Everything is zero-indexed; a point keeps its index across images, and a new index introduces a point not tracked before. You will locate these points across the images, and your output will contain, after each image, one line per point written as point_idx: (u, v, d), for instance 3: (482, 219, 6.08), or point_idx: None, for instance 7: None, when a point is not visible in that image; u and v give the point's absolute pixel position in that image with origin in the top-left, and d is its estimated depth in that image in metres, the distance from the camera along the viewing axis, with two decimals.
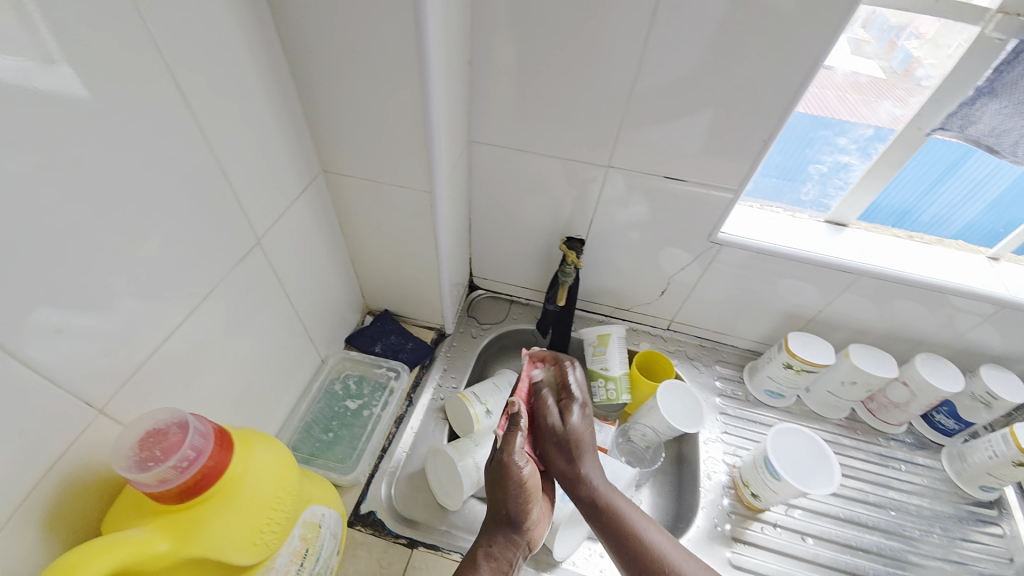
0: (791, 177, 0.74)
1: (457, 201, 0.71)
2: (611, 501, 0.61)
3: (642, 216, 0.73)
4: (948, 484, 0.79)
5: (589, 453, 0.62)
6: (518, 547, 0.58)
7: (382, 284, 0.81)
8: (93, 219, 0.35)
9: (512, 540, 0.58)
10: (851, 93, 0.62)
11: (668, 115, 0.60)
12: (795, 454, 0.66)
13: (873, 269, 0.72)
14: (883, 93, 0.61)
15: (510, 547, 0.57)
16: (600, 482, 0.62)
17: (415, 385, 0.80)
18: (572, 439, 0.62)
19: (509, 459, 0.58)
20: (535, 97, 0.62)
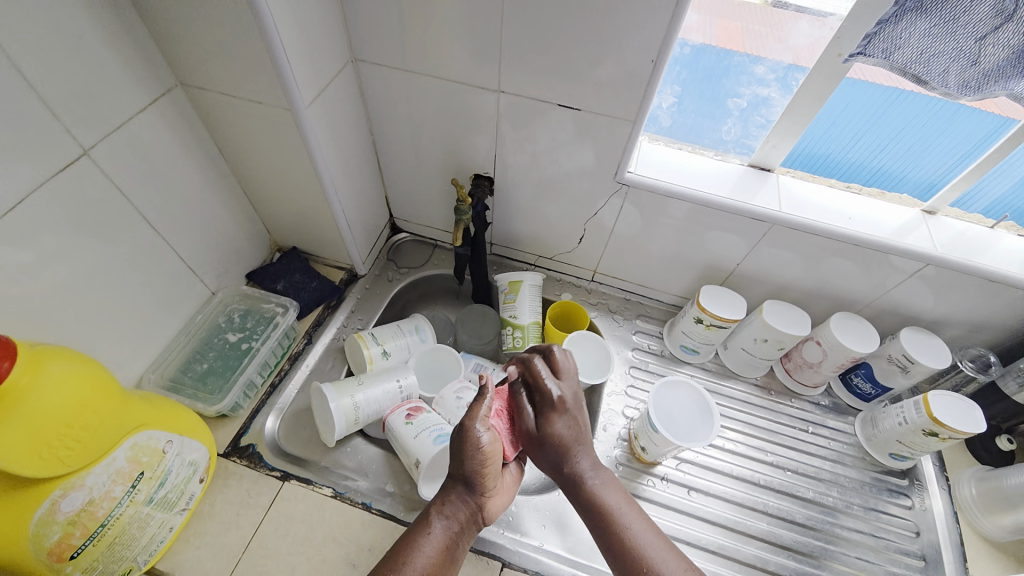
0: (710, 114, 0.68)
1: (344, 128, 0.67)
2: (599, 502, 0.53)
3: (545, 151, 0.69)
4: (857, 449, 0.76)
5: (579, 451, 0.55)
6: (472, 510, 0.53)
7: (283, 218, 0.78)
8: None
9: (467, 501, 0.53)
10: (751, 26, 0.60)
11: (548, 33, 0.55)
12: (676, 409, 0.64)
13: (790, 219, 0.67)
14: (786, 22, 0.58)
15: (465, 506, 0.53)
16: (590, 477, 0.55)
17: (316, 325, 0.78)
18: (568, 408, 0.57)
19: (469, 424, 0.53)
20: (409, 7, 0.57)
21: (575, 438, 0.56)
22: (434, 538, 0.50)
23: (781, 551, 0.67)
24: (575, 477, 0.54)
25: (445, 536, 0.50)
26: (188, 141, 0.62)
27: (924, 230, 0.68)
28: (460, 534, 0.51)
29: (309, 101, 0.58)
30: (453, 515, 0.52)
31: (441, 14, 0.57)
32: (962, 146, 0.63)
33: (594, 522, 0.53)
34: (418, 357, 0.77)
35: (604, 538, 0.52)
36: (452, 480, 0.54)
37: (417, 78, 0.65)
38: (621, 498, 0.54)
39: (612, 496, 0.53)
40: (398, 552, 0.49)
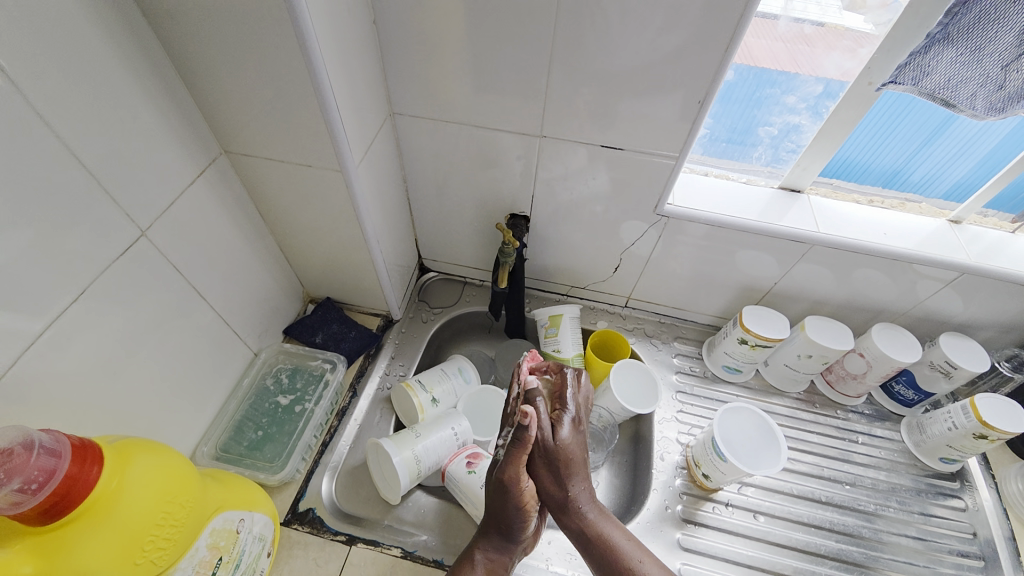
0: (741, 141, 0.70)
1: (385, 180, 0.67)
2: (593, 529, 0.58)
3: (584, 187, 0.70)
4: (906, 456, 0.77)
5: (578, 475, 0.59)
6: (510, 556, 0.58)
7: (319, 270, 0.77)
8: None
9: (506, 549, 0.58)
10: (786, 44, 0.59)
11: (591, 80, 0.56)
12: (738, 447, 0.64)
13: (828, 238, 0.68)
14: (831, 45, 0.58)
15: (497, 558, 0.58)
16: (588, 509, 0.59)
17: (360, 375, 0.77)
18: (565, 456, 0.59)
19: (508, 478, 0.57)
20: (451, 61, 0.58)
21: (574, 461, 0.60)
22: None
23: (850, 568, 0.67)
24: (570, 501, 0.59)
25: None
26: (231, 205, 0.61)
27: (952, 239, 0.70)
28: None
29: (358, 159, 0.58)
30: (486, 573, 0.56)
31: (485, 66, 0.57)
32: (954, 141, 0.64)
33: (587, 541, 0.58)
34: (466, 400, 0.76)
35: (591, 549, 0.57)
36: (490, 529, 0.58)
37: (457, 127, 0.65)
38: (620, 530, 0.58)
39: (609, 525, 0.58)
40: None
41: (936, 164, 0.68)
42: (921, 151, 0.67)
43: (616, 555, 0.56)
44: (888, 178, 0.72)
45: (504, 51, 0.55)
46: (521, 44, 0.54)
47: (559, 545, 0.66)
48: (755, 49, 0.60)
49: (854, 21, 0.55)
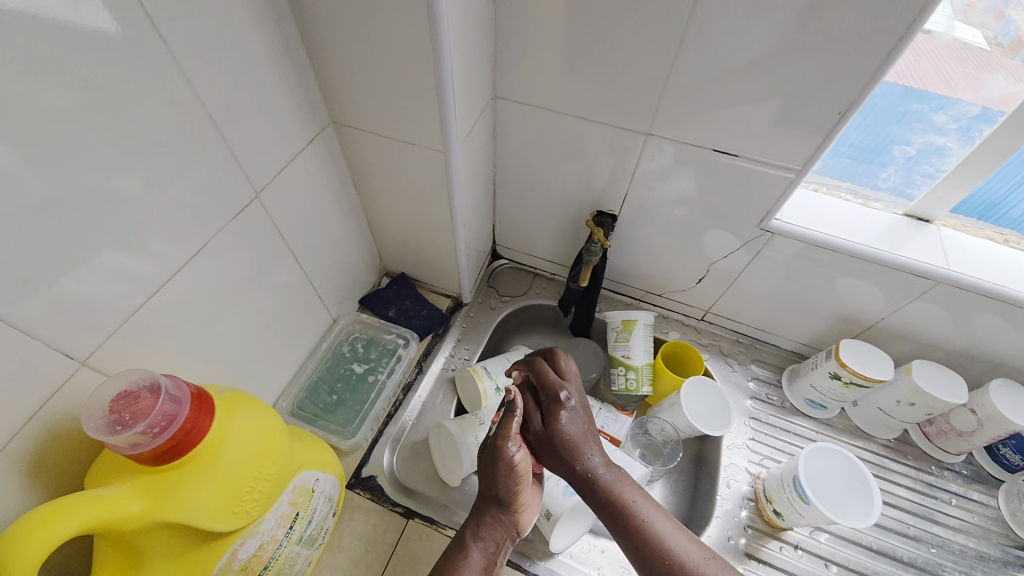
0: (868, 158, 0.63)
1: (478, 164, 0.66)
2: (615, 494, 0.53)
3: (683, 191, 0.65)
4: (999, 525, 0.69)
5: (589, 447, 0.55)
6: (506, 526, 0.54)
7: (399, 245, 0.78)
8: (79, 167, 0.35)
9: (501, 519, 0.54)
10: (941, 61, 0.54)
11: (719, 78, 0.51)
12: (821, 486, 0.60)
13: (961, 278, 0.60)
14: (993, 66, 0.53)
15: (505, 522, 0.55)
16: (604, 474, 0.55)
17: (426, 353, 0.78)
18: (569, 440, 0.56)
19: (504, 447, 0.54)
20: (566, 47, 0.55)
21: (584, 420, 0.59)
22: (475, 557, 0.52)
23: None
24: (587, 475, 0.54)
25: (484, 557, 0.52)
26: (331, 175, 0.62)
27: None
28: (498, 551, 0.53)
29: (460, 141, 0.56)
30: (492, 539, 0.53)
31: (603, 54, 0.54)
32: None
33: (606, 508, 0.53)
34: None
35: (615, 520, 0.52)
36: (488, 500, 0.55)
37: (559, 115, 0.62)
38: (638, 493, 0.54)
39: (628, 488, 0.54)
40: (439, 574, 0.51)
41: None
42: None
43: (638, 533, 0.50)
44: (984, 210, 0.64)
45: (627, 39, 0.52)
46: (648, 34, 0.51)
47: (610, 555, 0.64)
48: (920, 57, 0.54)
49: (966, 34, 0.52)
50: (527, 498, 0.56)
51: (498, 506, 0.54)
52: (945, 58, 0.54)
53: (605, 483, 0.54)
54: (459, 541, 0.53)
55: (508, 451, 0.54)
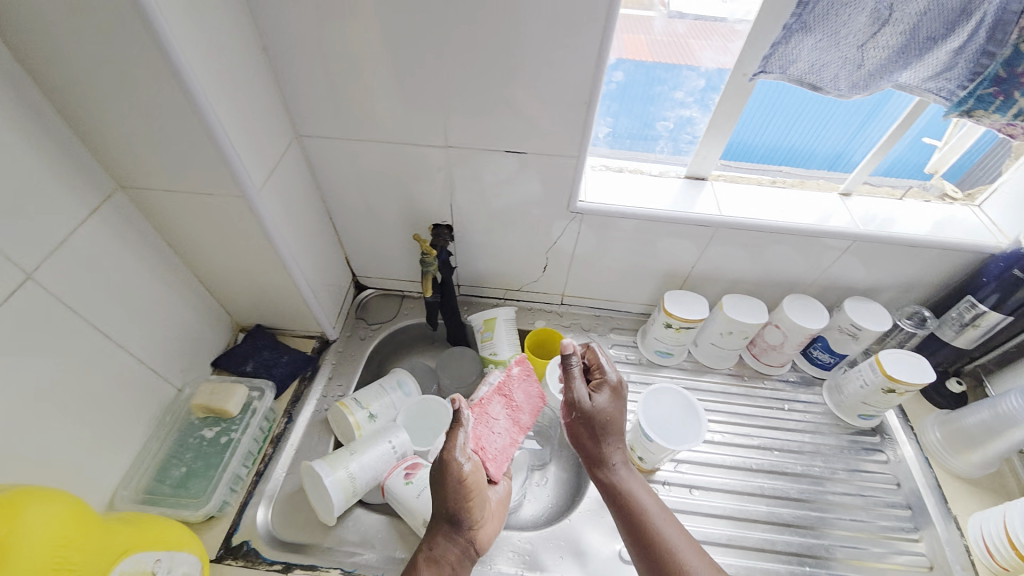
0: (643, 137, 0.74)
1: (298, 202, 0.67)
2: (623, 488, 0.61)
3: (499, 191, 0.71)
4: (830, 417, 0.82)
5: (612, 441, 0.62)
6: (454, 544, 0.58)
7: (241, 297, 0.75)
8: None
9: (450, 539, 0.58)
10: (663, 41, 0.62)
11: (484, 89, 0.58)
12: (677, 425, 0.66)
13: (731, 220, 0.73)
14: (705, 40, 0.61)
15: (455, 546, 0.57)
16: (618, 468, 0.62)
17: (295, 400, 0.76)
18: (593, 424, 0.62)
19: (449, 461, 0.56)
20: (345, 82, 0.58)
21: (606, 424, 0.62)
22: None
23: (783, 529, 0.71)
24: (605, 478, 0.62)
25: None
26: (134, 239, 0.59)
27: (844, 212, 0.75)
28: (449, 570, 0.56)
29: (261, 184, 0.57)
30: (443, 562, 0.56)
31: (381, 83, 0.58)
32: (842, 120, 0.69)
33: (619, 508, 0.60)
34: (405, 412, 0.76)
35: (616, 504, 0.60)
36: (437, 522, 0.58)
37: (364, 142, 0.66)
38: (655, 503, 0.60)
39: (637, 485, 0.61)
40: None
41: (808, 134, 0.71)
42: (854, 132, 0.70)
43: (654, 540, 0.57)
44: (748, 156, 0.77)
45: (394, 66, 0.56)
46: (411, 61, 0.56)
47: (503, 544, 0.66)
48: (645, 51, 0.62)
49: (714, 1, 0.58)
50: (481, 514, 0.60)
51: (449, 525, 0.57)
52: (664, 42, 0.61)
53: (614, 478, 0.62)
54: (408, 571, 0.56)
55: (453, 456, 0.57)
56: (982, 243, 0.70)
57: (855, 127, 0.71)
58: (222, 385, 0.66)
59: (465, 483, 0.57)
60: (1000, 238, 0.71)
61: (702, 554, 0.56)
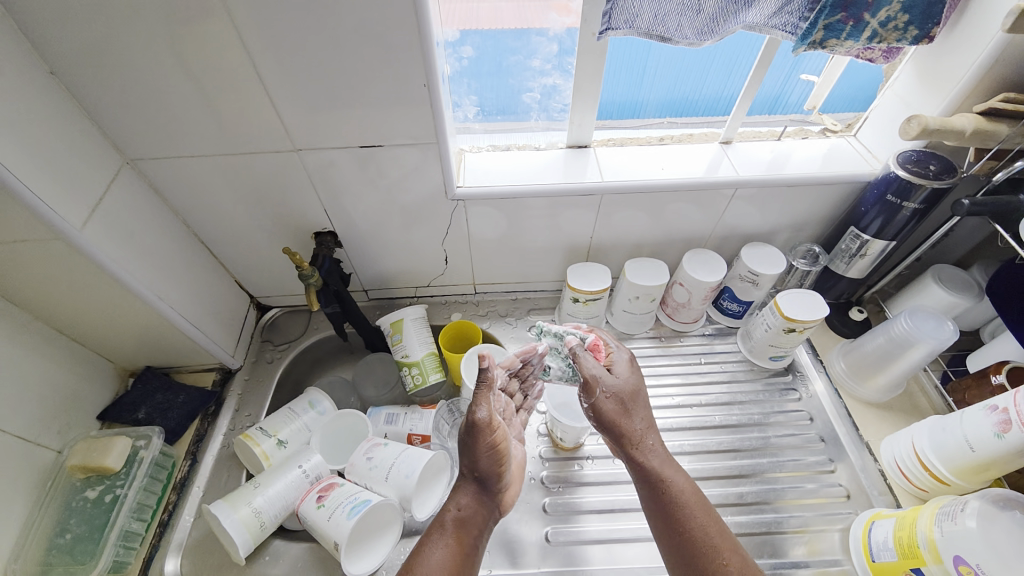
0: (515, 110, 0.71)
1: (148, 233, 0.61)
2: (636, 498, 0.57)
3: (371, 189, 0.67)
4: (746, 363, 0.83)
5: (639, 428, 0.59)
6: (486, 508, 0.59)
7: (116, 343, 0.69)
8: None
9: (482, 501, 0.59)
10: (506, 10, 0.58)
11: (317, 84, 0.54)
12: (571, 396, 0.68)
13: (615, 185, 0.71)
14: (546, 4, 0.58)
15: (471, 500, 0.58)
16: (653, 459, 0.58)
17: (198, 440, 0.72)
18: (629, 406, 0.60)
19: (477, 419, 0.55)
20: (160, 96, 0.53)
21: (633, 399, 0.60)
22: (448, 539, 0.55)
23: (707, 482, 0.72)
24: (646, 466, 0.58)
25: (451, 546, 0.54)
26: None
27: (726, 161, 0.75)
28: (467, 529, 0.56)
29: (82, 222, 0.51)
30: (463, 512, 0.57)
31: (201, 92, 0.53)
32: (697, 64, 0.69)
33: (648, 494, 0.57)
34: (319, 432, 0.73)
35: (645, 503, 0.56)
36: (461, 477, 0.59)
37: (209, 157, 0.60)
38: (684, 482, 0.57)
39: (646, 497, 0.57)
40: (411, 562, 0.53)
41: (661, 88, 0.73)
42: (731, 80, 0.72)
43: (681, 525, 0.54)
44: (624, 112, 0.76)
45: (209, 72, 0.52)
46: (225, 63, 0.51)
47: None
48: (488, 18, 0.59)
49: None
50: (508, 479, 0.62)
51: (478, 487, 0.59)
52: (507, 10, 0.58)
53: (652, 471, 0.57)
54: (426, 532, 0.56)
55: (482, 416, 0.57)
56: (857, 173, 0.70)
57: (714, 72, 0.71)
58: (99, 441, 0.61)
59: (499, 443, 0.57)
60: (874, 164, 0.71)
61: (734, 542, 0.52)
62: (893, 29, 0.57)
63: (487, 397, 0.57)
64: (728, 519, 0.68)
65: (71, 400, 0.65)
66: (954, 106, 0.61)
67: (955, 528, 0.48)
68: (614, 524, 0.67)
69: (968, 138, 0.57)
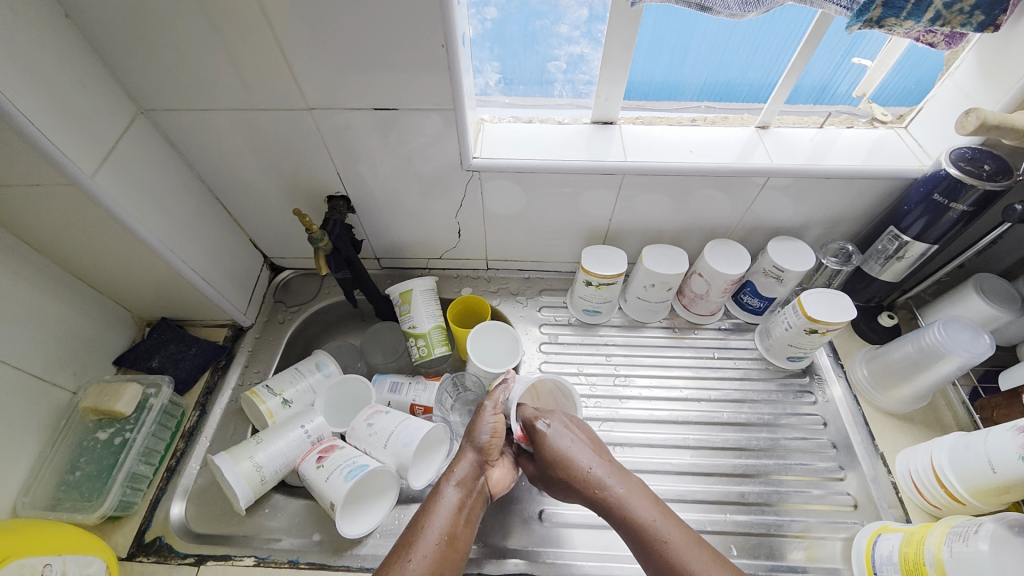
0: (538, 80, 0.67)
1: (163, 186, 0.61)
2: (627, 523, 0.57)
3: (385, 155, 0.66)
4: (761, 361, 0.80)
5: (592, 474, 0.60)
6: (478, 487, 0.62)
7: (132, 293, 0.71)
8: None
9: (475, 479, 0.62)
10: None
11: (333, 41, 0.52)
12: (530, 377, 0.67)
13: (638, 166, 0.68)
14: None
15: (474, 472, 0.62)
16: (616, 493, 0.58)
17: (208, 392, 0.74)
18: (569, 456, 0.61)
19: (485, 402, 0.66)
20: (174, 45, 0.52)
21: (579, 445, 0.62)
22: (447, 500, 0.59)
23: (708, 478, 0.70)
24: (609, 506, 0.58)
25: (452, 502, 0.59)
26: None
27: (761, 147, 0.70)
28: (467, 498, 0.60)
29: (95, 169, 0.51)
30: (464, 480, 0.61)
31: (215, 44, 0.52)
32: (735, 39, 0.63)
33: (620, 524, 0.57)
34: (323, 395, 0.74)
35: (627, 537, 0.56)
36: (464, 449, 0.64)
37: (224, 112, 0.60)
38: (650, 506, 0.57)
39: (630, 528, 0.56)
40: (418, 520, 0.57)
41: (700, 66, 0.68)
42: (783, 60, 0.66)
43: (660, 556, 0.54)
44: (656, 90, 0.72)
45: (224, 23, 0.50)
46: (238, 13, 0.49)
47: None
48: None
49: None
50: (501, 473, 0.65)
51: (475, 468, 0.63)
52: None
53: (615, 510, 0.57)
54: (434, 490, 0.61)
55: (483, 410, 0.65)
56: (902, 169, 0.65)
57: (757, 50, 0.65)
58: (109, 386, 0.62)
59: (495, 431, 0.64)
60: (924, 160, 0.66)
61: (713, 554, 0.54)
62: (959, 12, 0.51)
63: (493, 391, 0.67)
64: (726, 517, 0.67)
65: (89, 344, 0.67)
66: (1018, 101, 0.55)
67: (966, 550, 0.46)
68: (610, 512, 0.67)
69: None
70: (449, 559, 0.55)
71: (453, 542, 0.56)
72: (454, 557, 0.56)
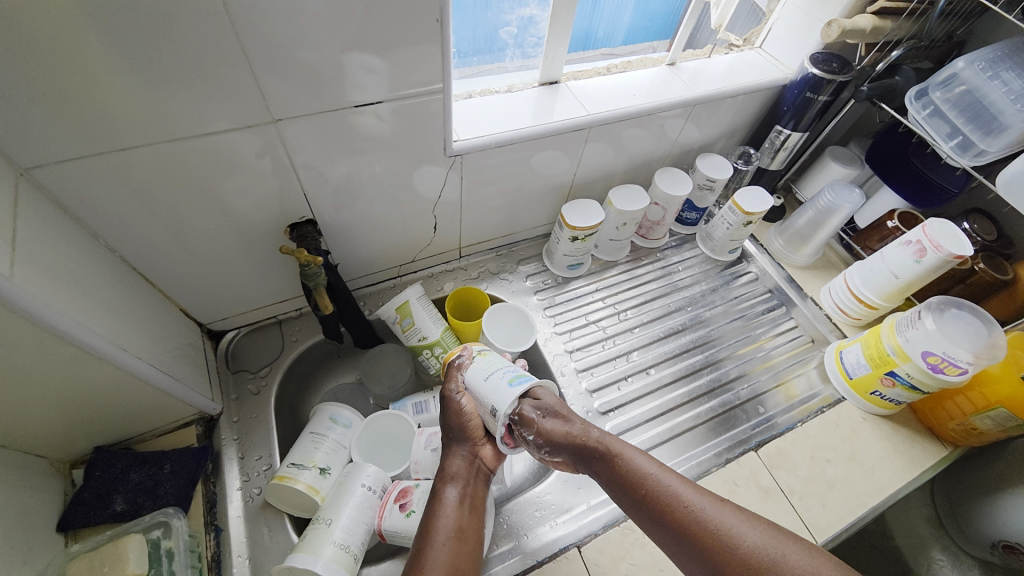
0: (490, 48, 0.69)
1: (73, 266, 0.45)
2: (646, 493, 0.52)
3: (358, 157, 0.59)
4: (710, 262, 0.95)
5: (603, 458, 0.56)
6: (479, 478, 0.58)
7: (50, 429, 0.51)
8: None
9: (472, 472, 0.58)
10: None
11: (305, 28, 0.45)
12: (498, 382, 0.59)
13: (598, 116, 0.72)
14: None
15: (467, 461, 0.59)
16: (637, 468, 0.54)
17: (211, 506, 0.59)
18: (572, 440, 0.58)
19: (446, 385, 0.62)
20: (73, 66, 0.39)
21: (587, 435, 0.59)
22: (449, 497, 0.55)
23: (716, 366, 0.83)
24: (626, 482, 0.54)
25: (454, 496, 0.56)
26: None
27: (676, 79, 0.80)
28: (469, 487, 0.57)
29: (7, 268, 0.37)
30: (460, 471, 0.58)
31: (135, 54, 0.40)
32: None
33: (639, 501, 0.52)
34: (358, 446, 0.65)
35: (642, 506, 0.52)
36: (448, 441, 0.61)
37: (146, 148, 0.47)
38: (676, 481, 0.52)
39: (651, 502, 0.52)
40: (425, 527, 0.53)
41: (609, 19, 0.77)
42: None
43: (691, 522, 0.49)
44: (583, 41, 0.79)
45: (153, 23, 0.39)
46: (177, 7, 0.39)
47: (527, 509, 0.65)
48: None
49: None
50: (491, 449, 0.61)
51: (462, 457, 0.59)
52: None
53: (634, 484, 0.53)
54: (434, 493, 0.57)
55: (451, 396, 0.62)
56: (774, 78, 0.83)
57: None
58: (101, 551, 0.49)
59: (467, 418, 0.60)
60: (784, 69, 0.84)
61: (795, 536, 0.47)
62: None
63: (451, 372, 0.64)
64: (741, 389, 0.81)
65: (14, 519, 0.47)
66: (849, 8, 0.75)
67: (918, 331, 0.65)
68: (667, 423, 0.77)
69: (869, 34, 0.72)
70: (464, 554, 0.51)
71: (465, 531, 0.53)
72: (469, 552, 0.52)
